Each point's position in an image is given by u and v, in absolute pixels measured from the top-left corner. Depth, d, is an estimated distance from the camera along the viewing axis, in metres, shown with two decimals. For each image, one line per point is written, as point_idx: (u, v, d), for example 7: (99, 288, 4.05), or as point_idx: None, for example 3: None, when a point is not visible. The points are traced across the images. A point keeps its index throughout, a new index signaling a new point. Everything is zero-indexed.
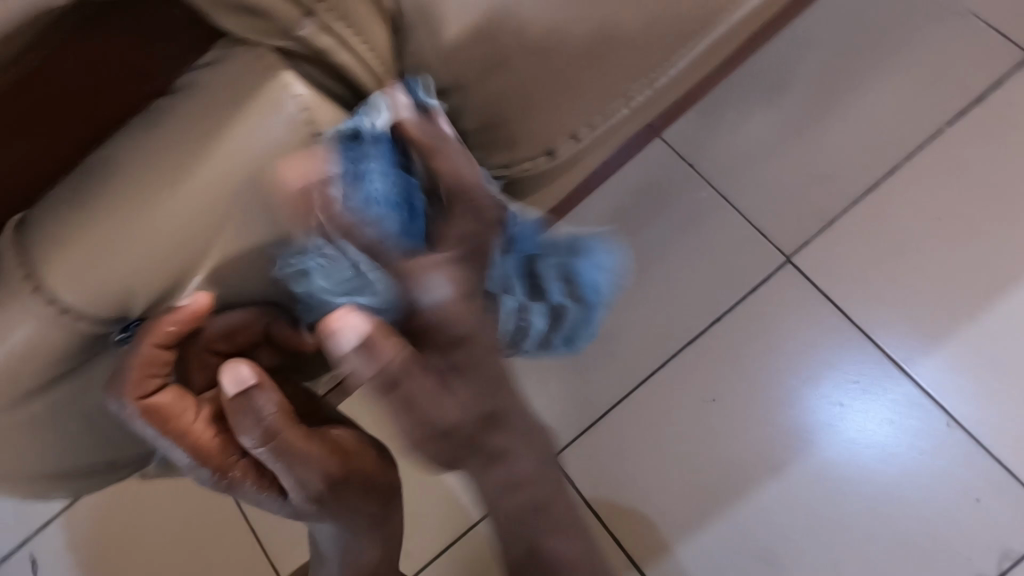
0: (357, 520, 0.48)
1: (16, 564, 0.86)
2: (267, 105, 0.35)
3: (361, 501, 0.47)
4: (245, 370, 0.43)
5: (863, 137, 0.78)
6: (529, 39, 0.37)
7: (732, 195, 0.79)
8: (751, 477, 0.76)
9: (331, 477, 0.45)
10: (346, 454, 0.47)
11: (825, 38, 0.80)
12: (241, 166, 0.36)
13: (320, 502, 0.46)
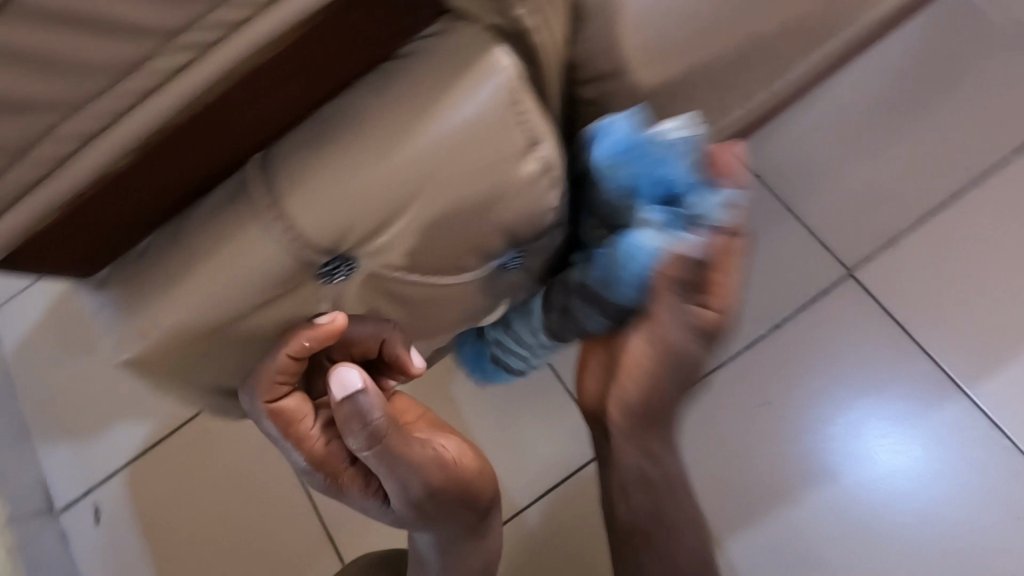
0: (459, 527, 0.52)
1: (81, 511, 0.91)
2: (481, 74, 0.38)
3: (456, 512, 0.50)
4: (351, 375, 0.43)
5: (931, 160, 0.81)
6: None
7: (798, 208, 0.82)
8: (793, 486, 0.78)
9: (430, 485, 0.47)
10: (453, 465, 0.49)
11: (899, 63, 0.82)
12: (461, 125, 0.37)
13: (430, 508, 0.48)
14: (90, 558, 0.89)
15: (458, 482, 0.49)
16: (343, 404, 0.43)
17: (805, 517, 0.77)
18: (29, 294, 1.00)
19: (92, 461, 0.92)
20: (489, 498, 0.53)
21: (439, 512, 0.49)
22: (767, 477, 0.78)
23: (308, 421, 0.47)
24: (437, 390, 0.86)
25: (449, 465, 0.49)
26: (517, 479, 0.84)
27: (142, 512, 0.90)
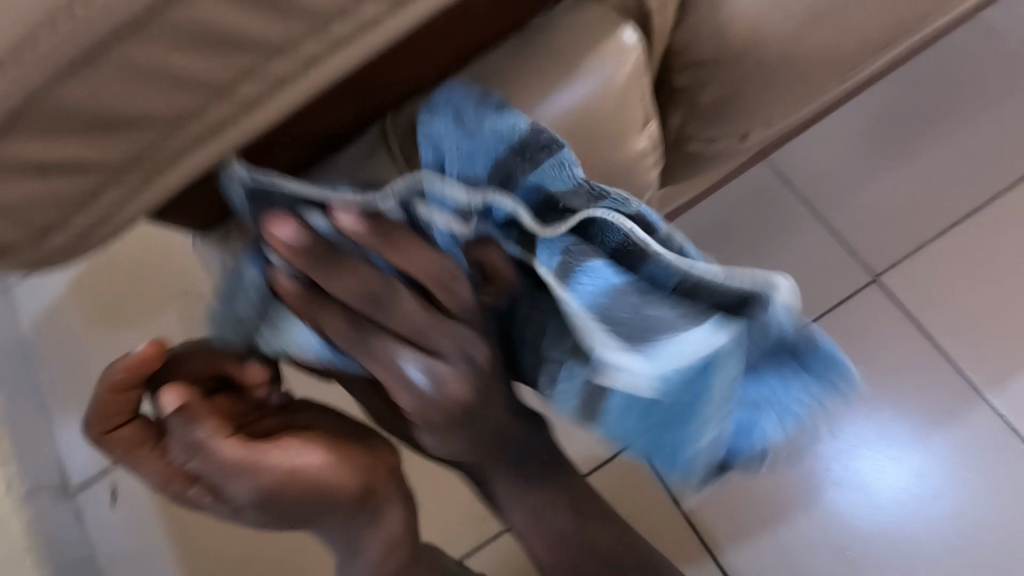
0: (340, 526, 0.45)
1: (95, 492, 0.90)
2: (609, 48, 0.38)
3: (322, 515, 0.43)
4: (174, 393, 0.40)
5: (955, 173, 0.83)
6: (784, 29, 0.40)
7: (826, 214, 0.84)
8: (805, 489, 0.79)
9: (269, 491, 0.41)
10: (308, 469, 0.42)
11: (926, 79, 0.85)
12: (594, 101, 0.39)
13: (271, 507, 0.42)
14: (105, 539, 0.89)
15: (312, 487, 0.42)
16: (171, 422, 0.41)
17: (811, 518, 0.78)
18: (52, 274, 1.02)
19: None
20: (368, 494, 0.44)
21: (287, 512, 0.43)
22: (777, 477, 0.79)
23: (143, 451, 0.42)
24: None
25: (300, 471, 0.42)
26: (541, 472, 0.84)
27: (160, 494, 0.90)
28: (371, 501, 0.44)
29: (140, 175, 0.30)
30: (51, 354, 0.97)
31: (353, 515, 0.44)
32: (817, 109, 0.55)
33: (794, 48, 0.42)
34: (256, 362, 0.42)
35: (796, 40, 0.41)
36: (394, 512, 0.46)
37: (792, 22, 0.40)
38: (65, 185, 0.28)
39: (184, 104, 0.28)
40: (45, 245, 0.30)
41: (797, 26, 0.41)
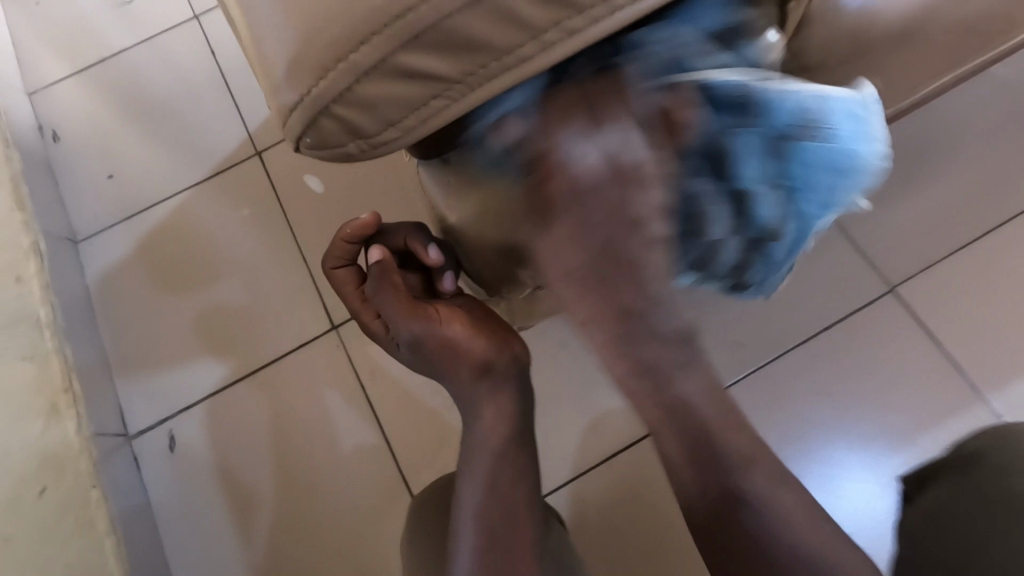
0: (464, 385, 0.60)
1: (153, 439, 0.95)
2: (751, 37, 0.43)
3: (454, 370, 0.59)
4: (374, 251, 0.60)
5: (969, 200, 0.92)
6: (877, 40, 0.46)
7: (851, 230, 0.93)
8: (822, 478, 0.85)
9: (421, 336, 0.59)
10: (451, 331, 0.58)
11: (943, 118, 0.95)
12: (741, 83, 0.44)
13: (421, 352, 0.60)
14: (160, 483, 0.93)
15: (448, 342, 0.58)
16: (372, 267, 0.59)
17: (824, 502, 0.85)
18: (118, 231, 1.08)
19: (171, 391, 0.97)
20: (490, 367, 0.59)
21: (432, 359, 0.60)
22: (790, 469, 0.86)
23: (351, 288, 0.64)
24: None
25: (446, 330, 0.58)
26: (582, 446, 0.89)
27: (216, 444, 0.95)
28: (489, 376, 0.59)
29: (459, 89, 0.29)
30: (116, 307, 1.03)
31: (477, 376, 0.59)
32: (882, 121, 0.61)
33: (882, 58, 0.48)
34: (433, 247, 0.59)
35: (885, 52, 0.47)
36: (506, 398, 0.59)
37: (886, 36, 0.46)
38: (412, 88, 0.28)
39: (523, 47, 0.28)
40: (368, 138, 0.29)
41: (890, 40, 0.47)
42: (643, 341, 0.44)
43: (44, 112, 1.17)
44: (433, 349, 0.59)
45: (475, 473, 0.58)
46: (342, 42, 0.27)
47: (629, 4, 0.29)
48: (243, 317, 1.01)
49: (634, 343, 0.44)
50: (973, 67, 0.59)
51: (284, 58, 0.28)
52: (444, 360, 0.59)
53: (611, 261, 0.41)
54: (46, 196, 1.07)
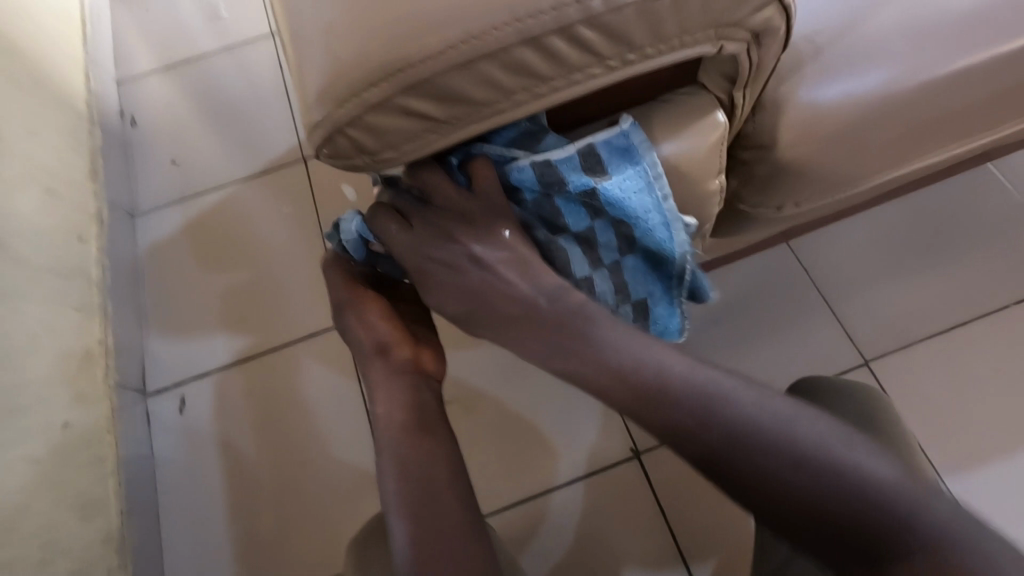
0: (381, 373, 0.64)
1: (168, 398, 1.05)
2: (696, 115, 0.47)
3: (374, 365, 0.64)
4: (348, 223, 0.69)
5: (951, 290, 0.97)
6: (827, 131, 0.53)
7: (834, 302, 0.98)
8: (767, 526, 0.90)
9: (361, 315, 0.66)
10: (383, 319, 0.66)
11: (931, 211, 1.01)
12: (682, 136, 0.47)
13: (354, 329, 0.66)
14: (164, 441, 1.02)
15: (379, 332, 0.65)
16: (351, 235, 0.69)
17: None
18: (171, 210, 1.21)
19: (191, 358, 1.08)
20: (404, 359, 0.65)
21: (361, 342, 0.66)
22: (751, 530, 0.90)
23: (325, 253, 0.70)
24: (500, 373, 1.00)
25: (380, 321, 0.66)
26: (552, 465, 0.95)
27: (222, 410, 1.04)
28: (401, 376, 0.64)
29: (443, 127, 0.38)
30: (157, 277, 1.15)
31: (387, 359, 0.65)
32: (850, 199, 0.67)
33: (835, 148, 0.54)
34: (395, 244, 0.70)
35: (838, 142, 0.53)
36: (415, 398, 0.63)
37: (838, 128, 0.53)
38: (408, 123, 0.37)
39: (494, 102, 0.37)
40: (370, 156, 0.38)
41: (841, 133, 0.53)
42: (539, 332, 0.50)
43: (129, 99, 1.33)
44: (363, 331, 0.66)
45: (393, 499, 0.57)
46: (358, 84, 0.35)
47: (585, 79, 0.37)
48: (265, 301, 1.11)
49: (529, 339, 0.50)
50: (937, 165, 0.65)
51: (314, 87, 0.37)
52: (371, 344, 0.65)
53: (463, 276, 0.50)
54: (117, 173, 1.21)
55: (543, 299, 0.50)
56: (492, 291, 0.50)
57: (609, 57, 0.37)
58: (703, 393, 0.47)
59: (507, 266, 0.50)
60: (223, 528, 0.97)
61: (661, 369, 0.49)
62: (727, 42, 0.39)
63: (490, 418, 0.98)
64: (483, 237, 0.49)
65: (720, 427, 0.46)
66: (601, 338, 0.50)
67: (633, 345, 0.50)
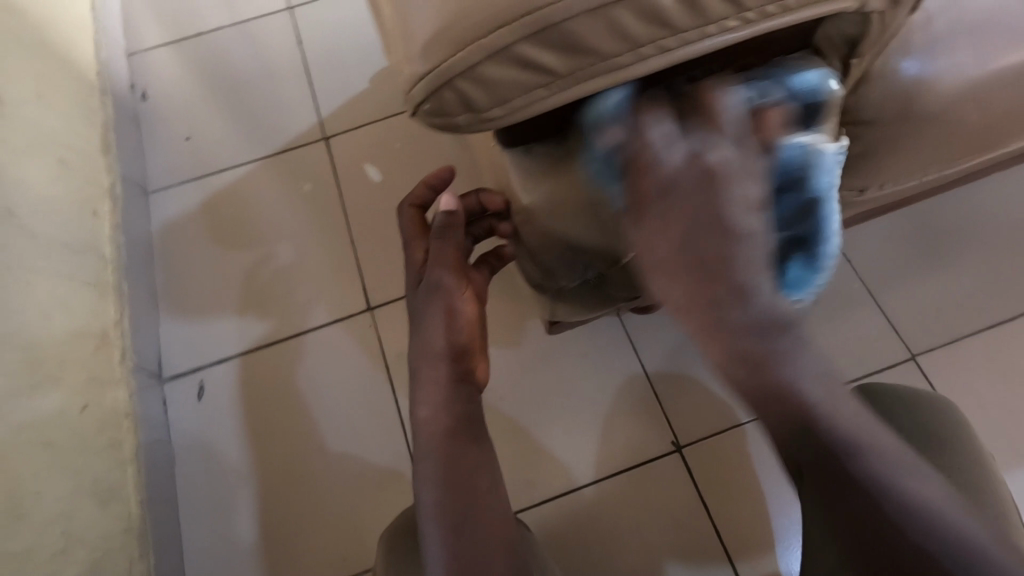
0: (442, 379, 0.58)
1: (184, 384, 1.01)
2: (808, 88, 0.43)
3: (434, 369, 0.58)
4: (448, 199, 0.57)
5: (1000, 284, 0.94)
6: (931, 106, 0.49)
7: (880, 293, 0.95)
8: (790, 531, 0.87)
9: (446, 313, 0.57)
10: (466, 321, 0.59)
11: (980, 204, 0.99)
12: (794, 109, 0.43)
13: (428, 318, 0.57)
14: (182, 427, 0.98)
15: (460, 333, 0.58)
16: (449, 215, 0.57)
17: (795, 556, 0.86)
18: (186, 188, 1.16)
19: (209, 342, 1.03)
20: (468, 368, 0.60)
21: (429, 337, 0.58)
22: (783, 529, 0.87)
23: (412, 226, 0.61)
24: (536, 363, 0.97)
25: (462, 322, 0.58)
26: (589, 458, 0.92)
27: (242, 396, 1.00)
28: (452, 383, 0.58)
29: (563, 83, 0.34)
30: (172, 257, 1.10)
31: (456, 366, 0.59)
32: (929, 185, 0.64)
33: (934, 125, 0.50)
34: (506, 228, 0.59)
35: (937, 119, 0.50)
36: (459, 406, 0.59)
37: (941, 103, 0.49)
38: (527, 78, 0.33)
39: (621, 56, 0.33)
40: (478, 115, 0.34)
41: (944, 108, 0.49)
42: (731, 330, 0.45)
43: (141, 71, 1.27)
44: (440, 329, 0.58)
45: (427, 508, 0.57)
46: (474, 29, 0.31)
47: (720, 32, 0.33)
48: (287, 285, 1.07)
49: (712, 321, 0.45)
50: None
51: (420, 34, 0.33)
52: (442, 343, 0.58)
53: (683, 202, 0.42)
54: (129, 148, 1.16)
55: (763, 292, 0.44)
56: (724, 259, 0.43)
57: (750, 7, 0.33)
58: (874, 447, 0.46)
59: (748, 236, 0.43)
60: (242, 519, 0.93)
61: (841, 410, 0.47)
62: None
63: (524, 409, 0.95)
64: (750, 178, 0.42)
65: (880, 483, 0.46)
66: (794, 362, 0.46)
67: (815, 373, 0.47)
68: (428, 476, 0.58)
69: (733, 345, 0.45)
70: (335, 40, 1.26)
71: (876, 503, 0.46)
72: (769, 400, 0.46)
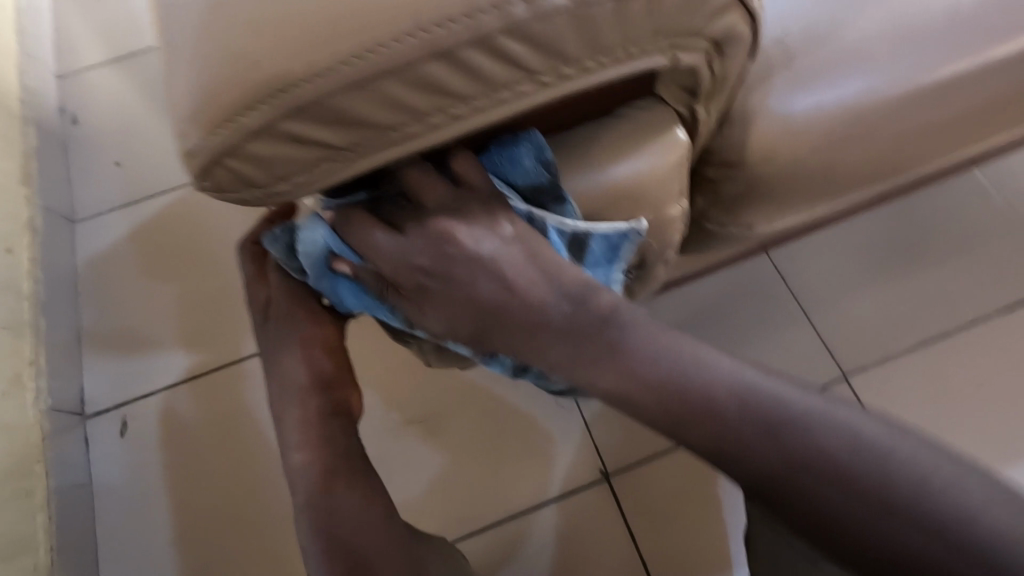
0: (312, 412, 0.51)
1: (108, 421, 0.98)
2: (651, 135, 0.41)
3: (299, 404, 0.51)
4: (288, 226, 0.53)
5: (932, 301, 0.93)
6: (797, 146, 0.47)
7: (811, 312, 0.94)
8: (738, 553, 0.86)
9: (306, 341, 0.52)
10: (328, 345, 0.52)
11: (913, 219, 0.97)
12: (638, 158, 0.41)
13: (287, 358, 0.52)
14: (105, 467, 0.96)
15: (326, 359, 0.52)
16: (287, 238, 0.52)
17: None
18: (114, 216, 1.13)
19: (133, 377, 1.01)
20: (342, 398, 0.53)
21: (293, 378, 0.52)
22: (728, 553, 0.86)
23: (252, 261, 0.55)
24: (465, 392, 0.95)
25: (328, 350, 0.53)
26: (517, 488, 0.90)
27: (167, 432, 0.98)
28: (322, 419, 0.51)
29: (347, 155, 0.32)
30: (98, 289, 1.07)
31: (325, 396, 0.52)
32: (833, 215, 0.61)
33: (803, 164, 0.49)
34: None
35: (806, 158, 0.48)
36: (335, 445, 0.51)
37: (807, 143, 0.47)
38: (304, 152, 0.31)
39: (406, 126, 0.31)
40: (261, 189, 0.32)
41: (811, 147, 0.48)
42: (560, 344, 0.39)
43: (70, 94, 1.24)
44: (302, 361, 0.52)
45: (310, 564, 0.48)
46: (233, 105, 0.29)
47: (512, 99, 0.31)
48: (215, 315, 1.04)
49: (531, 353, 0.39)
50: (918, 178, 0.60)
51: (188, 108, 0.31)
52: (305, 381, 0.52)
53: (439, 264, 0.39)
54: (54, 176, 1.13)
55: (563, 303, 0.39)
56: (501, 304, 0.39)
57: (542, 72, 0.31)
58: (767, 407, 0.37)
59: (519, 261, 0.39)
60: (165, 559, 0.91)
61: (714, 375, 0.38)
62: (683, 53, 0.33)
63: (453, 439, 0.93)
64: (483, 235, 0.39)
65: (773, 448, 0.36)
66: (637, 352, 0.39)
67: (673, 349, 0.39)
68: (308, 530, 0.49)
69: (567, 364, 0.39)
70: None
71: (813, 496, 0.35)
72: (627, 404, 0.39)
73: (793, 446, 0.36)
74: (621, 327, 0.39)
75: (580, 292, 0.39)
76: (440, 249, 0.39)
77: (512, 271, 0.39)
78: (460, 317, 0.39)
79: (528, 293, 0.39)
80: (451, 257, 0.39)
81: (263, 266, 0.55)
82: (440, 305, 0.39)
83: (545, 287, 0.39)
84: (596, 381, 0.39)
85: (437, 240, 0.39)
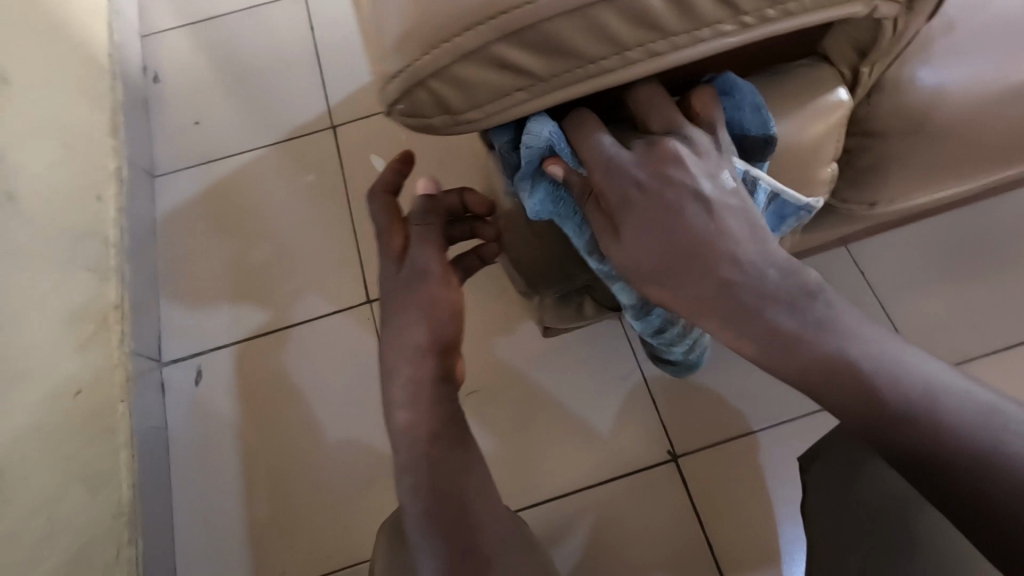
0: (424, 377, 0.52)
1: (182, 369, 1.01)
2: (812, 91, 0.41)
3: (413, 365, 0.52)
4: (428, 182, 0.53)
5: (1018, 305, 0.90)
6: (946, 118, 0.46)
7: (891, 308, 0.92)
8: (794, 546, 0.85)
9: (436, 302, 0.52)
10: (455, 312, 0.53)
11: (1003, 220, 0.94)
12: (799, 112, 0.41)
13: (410, 316, 0.52)
14: (177, 412, 0.98)
15: (451, 326, 0.53)
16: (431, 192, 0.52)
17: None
18: (193, 174, 1.16)
19: (208, 329, 1.03)
20: (450, 366, 0.53)
21: (410, 336, 0.52)
22: (790, 545, 0.85)
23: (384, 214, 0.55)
24: (531, 364, 0.96)
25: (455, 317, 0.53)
26: (580, 464, 0.91)
27: (238, 384, 1.00)
28: (433, 383, 0.52)
29: (542, 87, 0.32)
30: (176, 241, 1.10)
31: (439, 361, 0.52)
32: (937, 204, 0.61)
33: (947, 137, 0.48)
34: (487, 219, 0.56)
35: (951, 132, 0.47)
36: (444, 408, 0.52)
37: (956, 115, 0.46)
38: (504, 80, 0.31)
39: (605, 60, 0.31)
40: (453, 117, 0.33)
41: (958, 120, 0.47)
42: (748, 305, 0.40)
43: (153, 53, 1.27)
44: (427, 322, 0.52)
45: (413, 513, 0.50)
46: (447, 26, 0.30)
47: (712, 38, 0.31)
48: (286, 275, 1.06)
49: (722, 314, 0.40)
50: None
51: (393, 32, 0.32)
52: (426, 339, 0.52)
53: (654, 198, 0.40)
54: (138, 131, 1.16)
55: (767, 270, 0.40)
56: (708, 241, 0.39)
57: (746, 11, 0.31)
58: (904, 379, 0.39)
59: (733, 214, 0.40)
60: (232, 506, 0.94)
61: (902, 365, 0.40)
62: (880, 3, 0.33)
63: (517, 410, 0.94)
64: (707, 174, 0.40)
65: (912, 414, 0.38)
66: (843, 329, 0.40)
67: (863, 335, 0.41)
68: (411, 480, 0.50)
69: (755, 328, 0.40)
70: (343, 28, 1.25)
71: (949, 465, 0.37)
72: (813, 373, 0.40)
73: (932, 416, 0.38)
74: (812, 300, 0.40)
75: (788, 265, 0.40)
76: (663, 180, 0.39)
77: (726, 221, 0.40)
78: (664, 249, 0.39)
79: (734, 247, 0.39)
80: (670, 194, 0.39)
81: (398, 214, 0.55)
82: (640, 235, 0.40)
83: (750, 239, 0.40)
84: (762, 345, 0.40)
85: (664, 162, 0.39)
